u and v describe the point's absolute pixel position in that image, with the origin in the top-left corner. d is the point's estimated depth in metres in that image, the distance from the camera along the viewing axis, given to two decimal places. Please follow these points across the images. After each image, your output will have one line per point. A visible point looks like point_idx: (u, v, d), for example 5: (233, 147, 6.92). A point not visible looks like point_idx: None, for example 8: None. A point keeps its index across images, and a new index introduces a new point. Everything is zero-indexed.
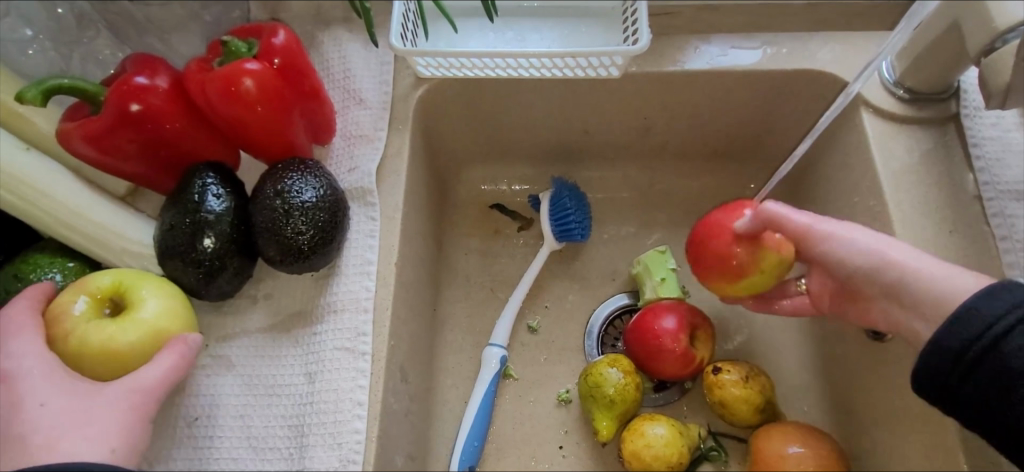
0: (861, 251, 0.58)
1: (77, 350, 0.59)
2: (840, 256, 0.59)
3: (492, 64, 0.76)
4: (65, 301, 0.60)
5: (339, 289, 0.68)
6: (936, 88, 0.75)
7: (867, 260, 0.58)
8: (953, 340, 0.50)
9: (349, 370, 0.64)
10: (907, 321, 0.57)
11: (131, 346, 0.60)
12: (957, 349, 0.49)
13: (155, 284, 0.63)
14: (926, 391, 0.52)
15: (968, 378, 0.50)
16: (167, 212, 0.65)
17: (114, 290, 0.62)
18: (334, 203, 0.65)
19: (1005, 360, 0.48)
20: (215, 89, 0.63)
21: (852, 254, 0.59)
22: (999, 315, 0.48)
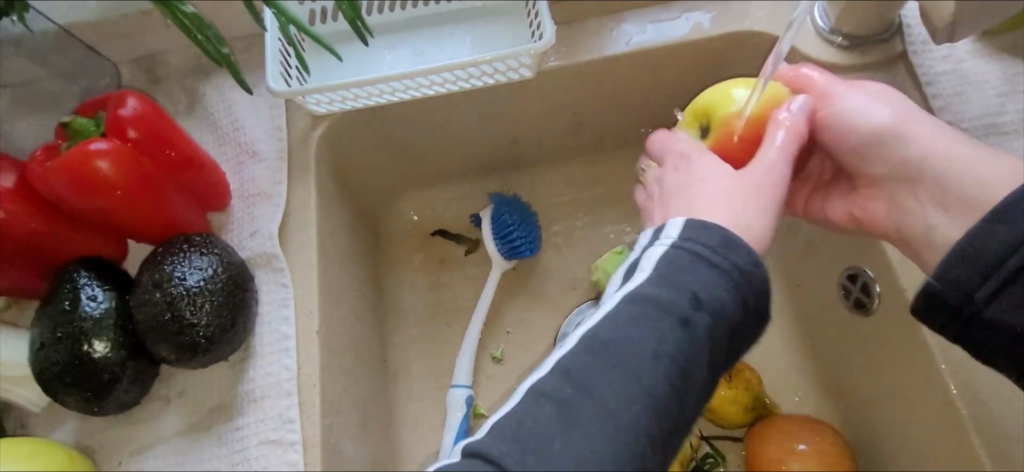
0: (877, 120, 0.54)
1: None
2: (851, 123, 0.55)
3: (389, 88, 0.68)
4: None
5: (257, 374, 0.60)
6: (875, 28, 0.68)
7: (875, 129, 0.54)
8: (983, 247, 0.45)
9: (278, 466, 0.57)
10: (917, 205, 0.54)
11: None
12: (988, 261, 0.45)
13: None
14: (948, 307, 0.47)
15: (998, 288, 0.45)
16: (39, 325, 0.57)
17: None
18: (228, 282, 0.57)
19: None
20: (63, 179, 0.55)
21: (873, 123, 0.54)
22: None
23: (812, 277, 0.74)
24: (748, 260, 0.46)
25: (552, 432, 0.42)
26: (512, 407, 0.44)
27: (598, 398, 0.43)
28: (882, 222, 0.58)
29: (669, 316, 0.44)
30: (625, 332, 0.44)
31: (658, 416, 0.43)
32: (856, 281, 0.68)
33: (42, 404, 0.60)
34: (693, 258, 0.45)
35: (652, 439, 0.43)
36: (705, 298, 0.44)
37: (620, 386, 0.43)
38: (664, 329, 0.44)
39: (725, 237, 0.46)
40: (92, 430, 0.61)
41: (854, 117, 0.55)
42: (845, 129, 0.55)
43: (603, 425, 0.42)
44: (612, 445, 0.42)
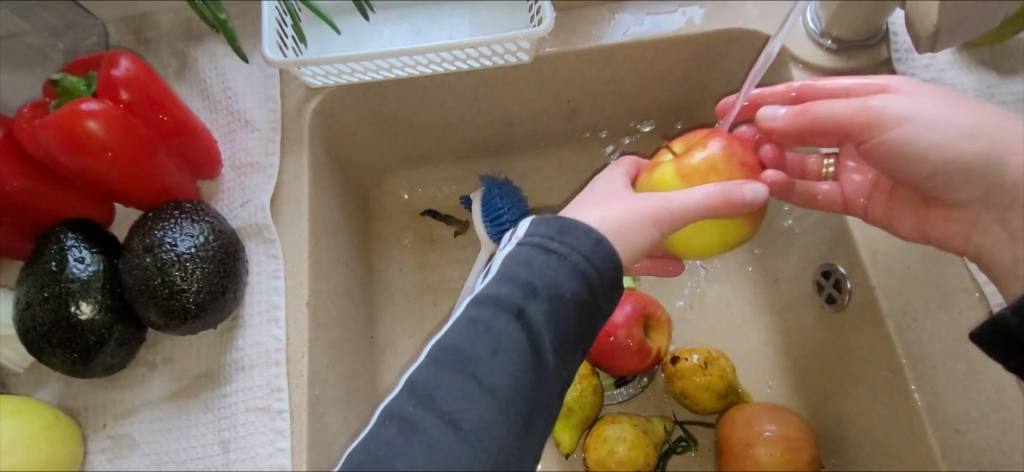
0: (970, 148, 0.54)
1: None
2: (932, 153, 0.55)
3: (386, 64, 0.67)
4: None
5: (245, 343, 0.61)
6: (863, 33, 0.70)
7: (964, 153, 0.55)
8: None
9: (265, 433, 0.58)
10: (997, 225, 0.57)
11: None
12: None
13: None
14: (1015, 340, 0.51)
15: None
16: (24, 285, 0.56)
17: None
18: (219, 250, 0.57)
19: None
20: (53, 138, 0.54)
21: (939, 144, 0.55)
22: None
23: (787, 273, 0.78)
24: (589, 243, 0.49)
25: (398, 452, 0.44)
26: (360, 440, 0.46)
27: (440, 406, 0.45)
28: (957, 244, 0.60)
29: (504, 312, 0.47)
30: (464, 337, 0.47)
31: (504, 416, 0.45)
32: (830, 276, 0.71)
33: (24, 365, 0.60)
34: (533, 247, 0.49)
35: (500, 446, 0.45)
36: (541, 286, 0.48)
37: (462, 392, 0.45)
38: (499, 323, 0.47)
39: (561, 226, 0.49)
40: (77, 393, 0.61)
41: (932, 133, 0.55)
42: (919, 155, 0.56)
43: (446, 434, 0.44)
44: (457, 455, 0.43)
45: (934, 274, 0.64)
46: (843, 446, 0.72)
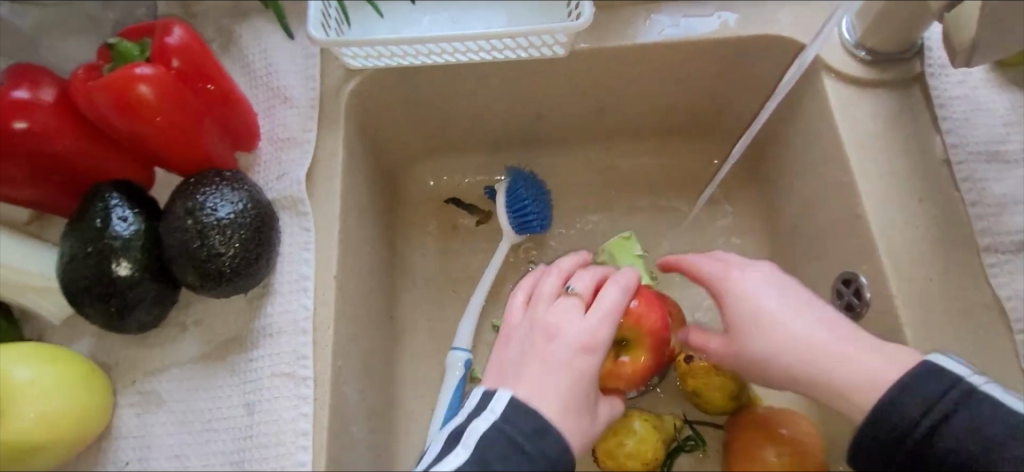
0: (807, 331, 0.55)
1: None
2: (792, 338, 0.55)
3: (425, 50, 0.69)
4: None
5: (274, 310, 0.63)
6: (898, 46, 0.70)
7: (803, 344, 0.55)
8: (905, 414, 0.50)
9: (289, 398, 0.59)
10: (854, 389, 0.53)
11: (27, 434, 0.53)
12: (904, 425, 0.50)
13: (26, 361, 0.54)
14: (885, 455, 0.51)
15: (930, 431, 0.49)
16: (68, 240, 0.58)
17: None
18: (255, 218, 0.59)
19: (951, 428, 0.49)
20: (106, 100, 0.56)
21: (839, 356, 0.54)
22: (929, 401, 0.50)
23: (807, 280, 0.78)
24: (559, 449, 0.51)
25: None
26: None
27: None
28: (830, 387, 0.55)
29: None
30: None
31: None
32: (850, 285, 0.70)
33: (62, 317, 0.62)
34: (511, 444, 0.50)
35: None
36: None
37: None
38: None
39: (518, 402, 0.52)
40: (110, 348, 0.63)
41: (793, 321, 0.56)
42: (774, 342, 0.55)
43: None
44: None
45: (955, 288, 0.64)
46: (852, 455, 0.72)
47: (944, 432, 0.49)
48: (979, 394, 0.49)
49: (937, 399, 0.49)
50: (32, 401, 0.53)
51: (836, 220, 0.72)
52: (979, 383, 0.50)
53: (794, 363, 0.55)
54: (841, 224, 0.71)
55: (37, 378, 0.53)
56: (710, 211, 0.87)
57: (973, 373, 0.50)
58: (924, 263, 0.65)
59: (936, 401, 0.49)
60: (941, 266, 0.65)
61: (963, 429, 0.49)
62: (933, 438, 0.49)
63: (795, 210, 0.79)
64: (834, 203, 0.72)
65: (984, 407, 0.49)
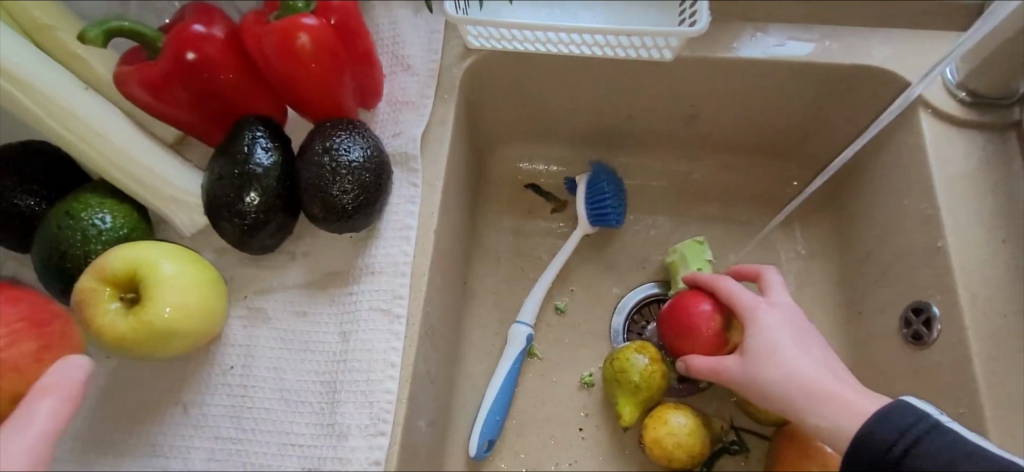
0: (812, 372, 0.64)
1: (113, 341, 0.57)
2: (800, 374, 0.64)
3: (544, 37, 0.74)
4: (85, 285, 0.57)
5: (378, 252, 0.68)
6: (1000, 92, 0.72)
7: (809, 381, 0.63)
8: (879, 439, 0.57)
9: (383, 332, 0.64)
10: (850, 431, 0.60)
11: (165, 324, 0.57)
12: (883, 445, 0.57)
13: (168, 257, 0.59)
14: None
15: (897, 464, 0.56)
16: (216, 161, 0.65)
17: (128, 276, 0.57)
18: (379, 166, 0.65)
19: (927, 452, 0.55)
20: (272, 43, 0.63)
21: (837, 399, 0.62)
22: (898, 433, 0.57)
23: (873, 307, 0.80)
24: None
25: None
26: None
27: None
28: None
29: None
30: None
31: None
32: (920, 314, 0.71)
33: (192, 232, 0.70)
34: None
35: None
36: None
37: None
38: None
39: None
40: (227, 265, 0.70)
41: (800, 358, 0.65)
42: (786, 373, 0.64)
43: None
44: None
45: None
46: None
47: (916, 456, 0.56)
48: (942, 428, 0.56)
49: (905, 429, 0.57)
50: (173, 292, 0.57)
51: (914, 250, 0.73)
52: (944, 421, 0.57)
53: (784, 389, 0.63)
54: (917, 256, 0.73)
55: (183, 274, 0.59)
56: (780, 229, 0.90)
57: (941, 414, 0.58)
58: (1001, 302, 0.66)
59: (903, 431, 0.57)
60: (1018, 307, 0.66)
61: (936, 454, 0.55)
62: (909, 457, 0.56)
63: (869, 238, 0.81)
64: (912, 234, 0.74)
65: (954, 438, 0.56)
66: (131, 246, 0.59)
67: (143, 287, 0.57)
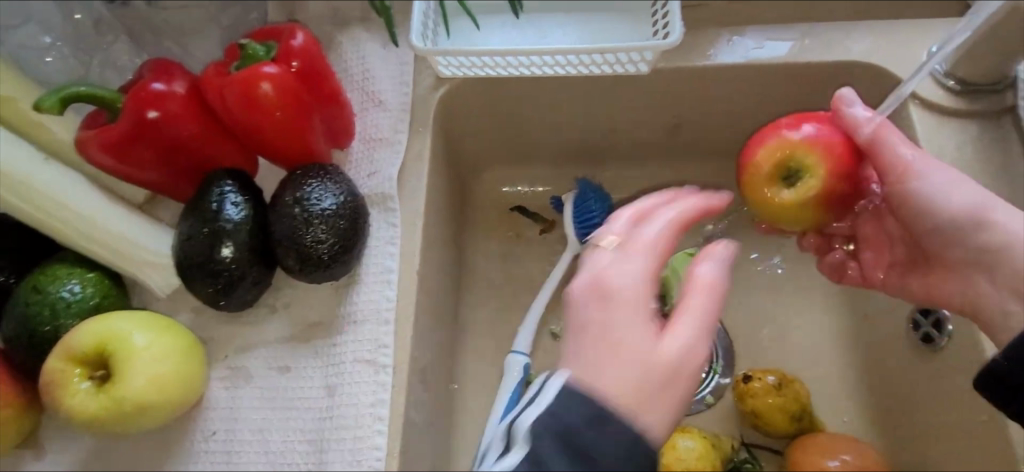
0: None
1: (86, 420, 0.56)
2: None
3: (515, 62, 0.72)
4: (51, 366, 0.55)
5: (359, 298, 0.66)
6: (991, 77, 0.69)
7: None
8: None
9: (369, 384, 0.62)
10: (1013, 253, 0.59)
11: (138, 398, 0.56)
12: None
13: (139, 327, 0.57)
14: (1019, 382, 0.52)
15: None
16: (185, 220, 0.63)
17: (97, 352, 0.56)
18: (353, 210, 0.63)
19: None
20: (234, 95, 0.61)
21: None
22: None
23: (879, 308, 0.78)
24: None
25: None
26: None
27: None
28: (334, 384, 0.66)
29: None
30: None
31: None
32: (929, 315, 0.70)
33: (167, 292, 0.67)
34: None
35: None
36: None
37: None
38: None
39: None
40: (206, 324, 0.68)
41: None
42: None
43: None
44: None
45: None
46: None
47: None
48: None
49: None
50: (148, 366, 0.56)
51: None
52: None
53: None
54: None
55: (154, 344, 0.57)
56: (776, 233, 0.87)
57: None
58: None
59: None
60: None
61: None
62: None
63: None
64: None
65: None
66: (100, 318, 0.56)
67: (115, 361, 0.56)
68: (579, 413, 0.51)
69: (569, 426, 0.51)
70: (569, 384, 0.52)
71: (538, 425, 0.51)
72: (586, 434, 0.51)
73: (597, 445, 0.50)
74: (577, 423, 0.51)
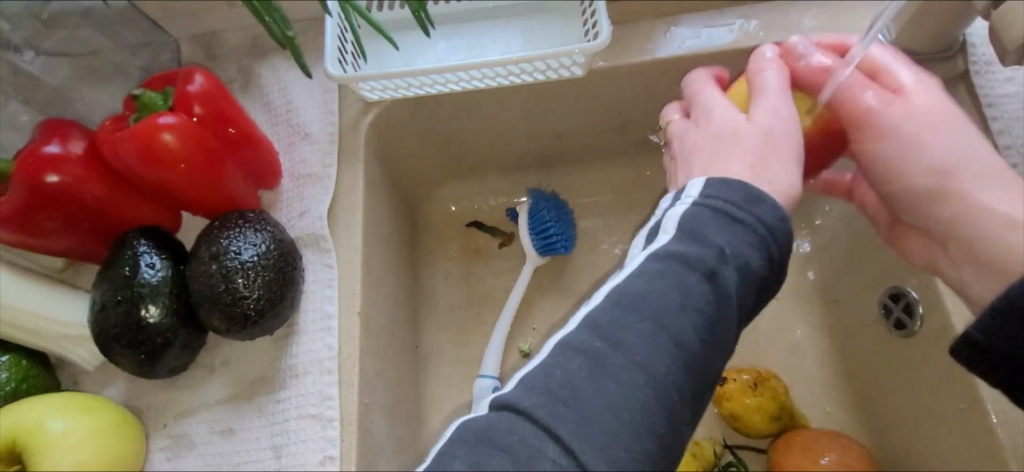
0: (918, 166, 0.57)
1: None
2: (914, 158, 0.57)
3: (442, 79, 0.68)
4: None
5: (300, 350, 0.62)
6: (939, 44, 0.66)
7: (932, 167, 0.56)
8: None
9: (316, 441, 0.59)
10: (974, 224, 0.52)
11: None
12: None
13: (55, 414, 0.55)
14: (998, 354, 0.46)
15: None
16: (99, 288, 0.59)
17: (14, 445, 0.54)
18: (278, 258, 0.59)
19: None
20: (132, 149, 0.57)
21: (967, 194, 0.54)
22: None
23: (850, 293, 0.75)
24: None
25: None
26: None
27: None
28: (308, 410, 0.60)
29: None
30: None
31: None
32: (899, 300, 0.69)
33: (95, 364, 0.63)
34: None
35: None
36: None
37: None
38: None
39: None
40: (140, 392, 0.63)
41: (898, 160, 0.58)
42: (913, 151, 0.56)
43: None
44: None
45: None
46: None
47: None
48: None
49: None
50: (63, 455, 0.53)
51: None
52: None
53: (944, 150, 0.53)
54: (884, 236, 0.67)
55: (71, 432, 0.54)
56: None
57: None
58: None
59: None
60: None
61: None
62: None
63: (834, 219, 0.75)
64: None
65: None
66: (19, 407, 0.55)
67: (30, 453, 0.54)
68: (731, 191, 0.46)
69: (725, 204, 0.45)
70: (714, 179, 0.47)
71: (681, 223, 0.45)
72: (741, 216, 0.45)
73: (758, 216, 0.45)
74: (729, 200, 0.45)
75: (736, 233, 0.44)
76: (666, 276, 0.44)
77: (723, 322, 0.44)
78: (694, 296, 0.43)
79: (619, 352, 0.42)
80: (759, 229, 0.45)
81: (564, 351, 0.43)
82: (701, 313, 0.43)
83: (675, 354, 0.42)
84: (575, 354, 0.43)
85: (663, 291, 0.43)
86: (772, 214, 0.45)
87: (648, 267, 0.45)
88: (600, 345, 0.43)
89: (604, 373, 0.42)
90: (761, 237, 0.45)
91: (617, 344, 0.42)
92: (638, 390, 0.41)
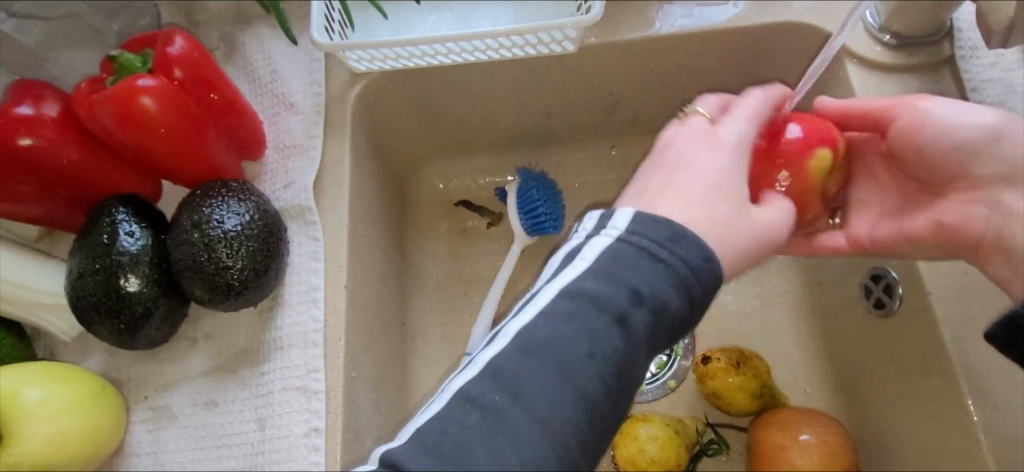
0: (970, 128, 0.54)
1: None
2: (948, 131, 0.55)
3: (432, 50, 0.67)
4: None
5: (284, 323, 0.62)
6: (926, 29, 0.67)
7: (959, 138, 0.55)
8: None
9: (301, 413, 0.59)
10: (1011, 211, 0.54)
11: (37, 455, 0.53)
12: None
13: (31, 382, 0.54)
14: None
15: None
16: (76, 256, 0.57)
17: None
18: (263, 228, 0.58)
19: None
20: (109, 112, 0.55)
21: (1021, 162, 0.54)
22: None
23: (833, 276, 0.76)
24: None
25: None
26: None
27: None
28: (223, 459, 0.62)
29: None
30: None
31: None
32: (880, 281, 0.70)
33: (73, 334, 0.62)
34: None
35: None
36: None
37: None
38: None
39: None
40: (121, 364, 0.62)
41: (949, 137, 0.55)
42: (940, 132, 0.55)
43: None
44: None
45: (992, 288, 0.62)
46: (885, 457, 0.70)
47: None
48: None
49: None
50: (44, 422, 0.53)
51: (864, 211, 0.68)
52: None
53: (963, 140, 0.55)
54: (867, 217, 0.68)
55: (49, 399, 0.54)
56: None
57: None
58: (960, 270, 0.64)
59: None
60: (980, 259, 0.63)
61: None
62: None
63: None
64: None
65: None
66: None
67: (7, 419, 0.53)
68: (655, 228, 0.47)
69: (648, 242, 0.46)
70: (642, 214, 0.48)
71: (602, 261, 0.46)
72: (663, 255, 0.46)
73: (680, 256, 0.46)
74: (652, 238, 0.46)
75: (654, 274, 0.45)
76: (576, 321, 0.45)
77: (631, 370, 0.45)
78: (603, 346, 0.44)
79: (518, 405, 0.43)
80: (680, 269, 0.46)
81: (480, 378, 0.45)
82: (607, 360, 0.44)
83: (579, 402, 0.44)
84: (473, 406, 0.44)
85: (572, 337, 0.44)
86: (693, 253, 0.46)
87: (558, 309, 0.45)
88: (499, 399, 0.44)
89: (501, 429, 0.43)
90: (680, 279, 0.46)
91: (518, 397, 0.44)
92: (538, 445, 0.43)
